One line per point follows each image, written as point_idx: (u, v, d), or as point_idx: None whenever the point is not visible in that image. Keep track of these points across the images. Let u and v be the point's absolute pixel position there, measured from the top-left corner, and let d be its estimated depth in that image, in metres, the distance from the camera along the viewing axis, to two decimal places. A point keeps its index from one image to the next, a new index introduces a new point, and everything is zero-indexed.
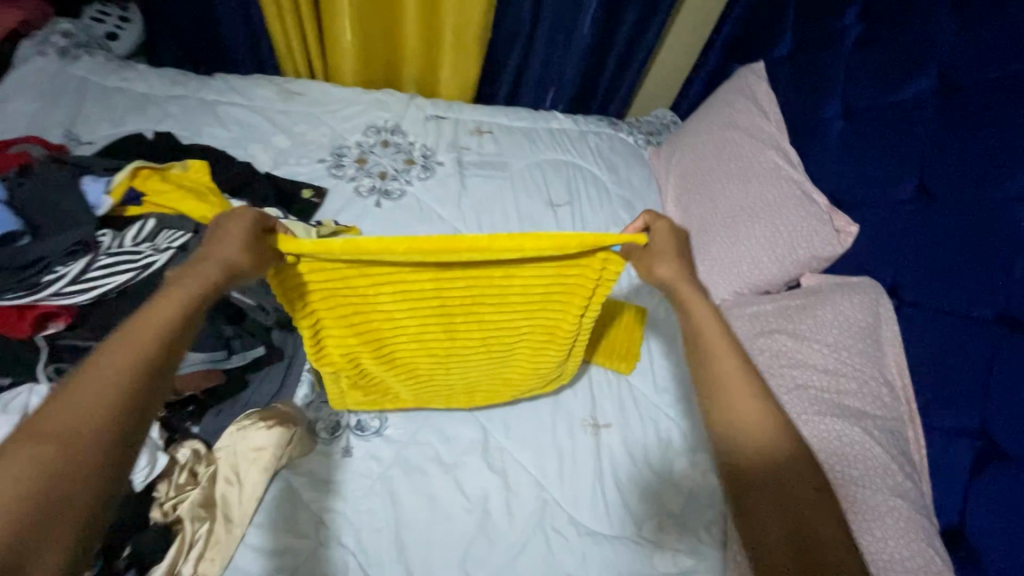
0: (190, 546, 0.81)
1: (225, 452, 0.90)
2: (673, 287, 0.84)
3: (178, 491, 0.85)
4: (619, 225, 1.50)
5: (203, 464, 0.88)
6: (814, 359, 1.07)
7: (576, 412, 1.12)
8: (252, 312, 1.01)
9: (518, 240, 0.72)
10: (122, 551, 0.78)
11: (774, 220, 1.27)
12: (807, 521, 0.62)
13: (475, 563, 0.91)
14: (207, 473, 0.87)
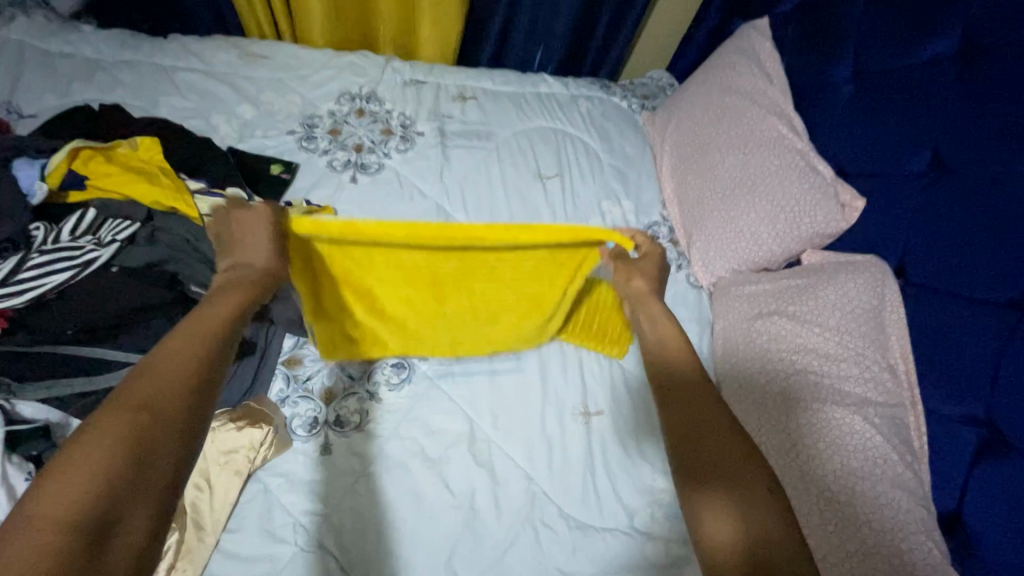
0: (159, 557, 0.78)
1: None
2: (644, 303, 0.91)
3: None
4: (611, 198, 1.42)
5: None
6: (815, 343, 1.03)
7: (566, 400, 1.08)
8: None
9: (513, 232, 0.88)
10: None
11: (776, 193, 1.20)
12: (766, 546, 0.59)
13: (462, 562, 0.88)
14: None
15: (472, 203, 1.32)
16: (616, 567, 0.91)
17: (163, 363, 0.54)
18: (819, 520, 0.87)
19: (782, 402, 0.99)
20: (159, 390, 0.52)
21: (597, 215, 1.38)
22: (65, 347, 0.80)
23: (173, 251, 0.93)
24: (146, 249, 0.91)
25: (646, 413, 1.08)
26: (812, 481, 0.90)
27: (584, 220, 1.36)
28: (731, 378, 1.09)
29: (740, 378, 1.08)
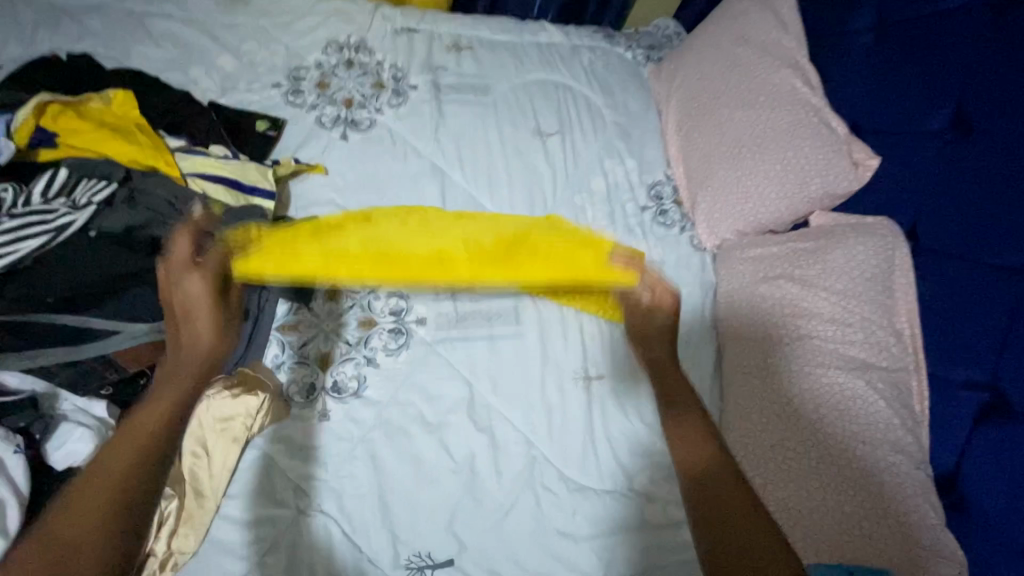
0: (160, 524, 0.78)
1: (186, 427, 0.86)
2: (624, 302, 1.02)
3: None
4: (614, 157, 1.36)
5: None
6: (821, 308, 1.01)
7: (567, 365, 1.06)
8: None
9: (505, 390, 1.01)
10: None
11: (789, 153, 1.15)
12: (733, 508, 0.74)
13: (463, 525, 0.88)
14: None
15: (469, 163, 1.27)
16: (617, 528, 0.92)
17: (88, 487, 0.59)
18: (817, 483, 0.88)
19: (785, 367, 0.99)
20: (73, 522, 0.56)
21: (599, 174, 1.32)
22: (45, 314, 0.76)
23: (154, 214, 0.89)
24: (126, 212, 0.87)
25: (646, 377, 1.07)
26: (814, 445, 0.91)
27: (586, 180, 1.30)
28: (733, 342, 1.08)
29: (742, 343, 1.06)
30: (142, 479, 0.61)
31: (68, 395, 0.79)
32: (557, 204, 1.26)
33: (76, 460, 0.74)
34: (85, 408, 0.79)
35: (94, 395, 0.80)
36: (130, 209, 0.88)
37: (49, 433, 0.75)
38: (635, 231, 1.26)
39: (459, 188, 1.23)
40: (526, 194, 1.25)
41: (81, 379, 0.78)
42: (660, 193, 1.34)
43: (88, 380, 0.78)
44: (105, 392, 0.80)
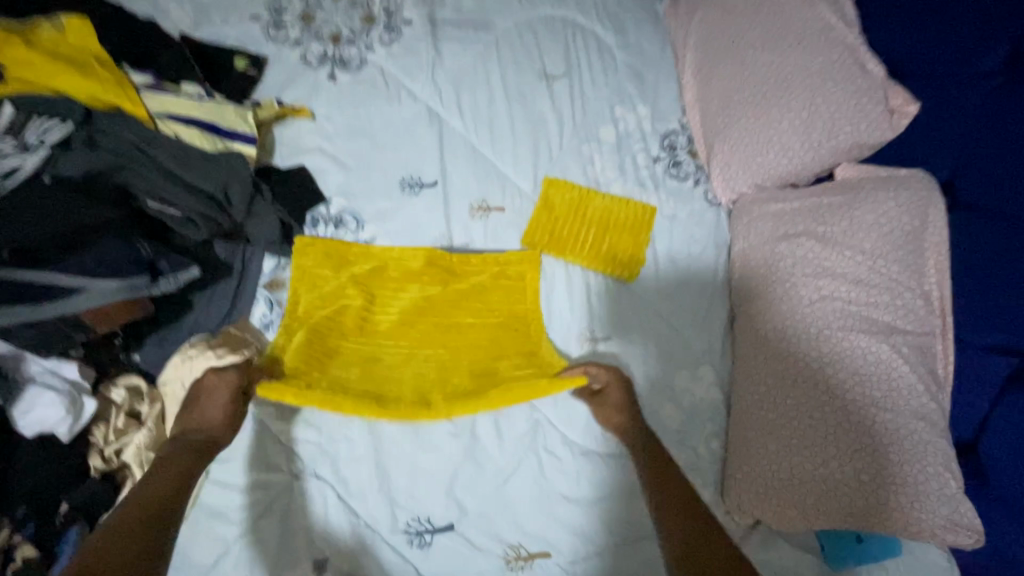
0: None
1: (171, 388, 0.81)
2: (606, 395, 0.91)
3: (123, 434, 0.79)
4: (625, 103, 1.26)
5: (143, 403, 0.82)
6: (843, 269, 0.95)
7: (571, 325, 1.02)
8: (179, 225, 0.83)
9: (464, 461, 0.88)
10: (58, 511, 0.73)
11: (818, 100, 1.06)
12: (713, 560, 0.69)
13: (463, 489, 0.85)
14: (153, 413, 0.81)
15: (468, 110, 1.17)
16: (626, 491, 0.88)
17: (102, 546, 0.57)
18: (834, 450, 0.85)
19: (804, 329, 0.93)
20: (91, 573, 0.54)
21: (608, 122, 1.22)
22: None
23: (119, 159, 0.80)
24: (84, 154, 0.78)
25: (655, 341, 1.02)
26: (833, 412, 0.86)
27: (594, 130, 1.21)
28: (749, 302, 1.02)
29: (757, 305, 1.00)
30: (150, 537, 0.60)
31: (33, 358, 0.75)
32: (563, 155, 1.17)
33: (48, 426, 0.72)
34: (55, 371, 0.76)
35: (63, 357, 0.77)
36: (91, 152, 0.78)
37: (16, 400, 0.72)
38: (646, 185, 1.17)
39: (458, 136, 1.14)
40: (529, 145, 1.16)
41: (46, 341, 0.73)
42: (672, 143, 1.24)
43: (54, 343, 0.73)
44: (76, 353, 0.78)
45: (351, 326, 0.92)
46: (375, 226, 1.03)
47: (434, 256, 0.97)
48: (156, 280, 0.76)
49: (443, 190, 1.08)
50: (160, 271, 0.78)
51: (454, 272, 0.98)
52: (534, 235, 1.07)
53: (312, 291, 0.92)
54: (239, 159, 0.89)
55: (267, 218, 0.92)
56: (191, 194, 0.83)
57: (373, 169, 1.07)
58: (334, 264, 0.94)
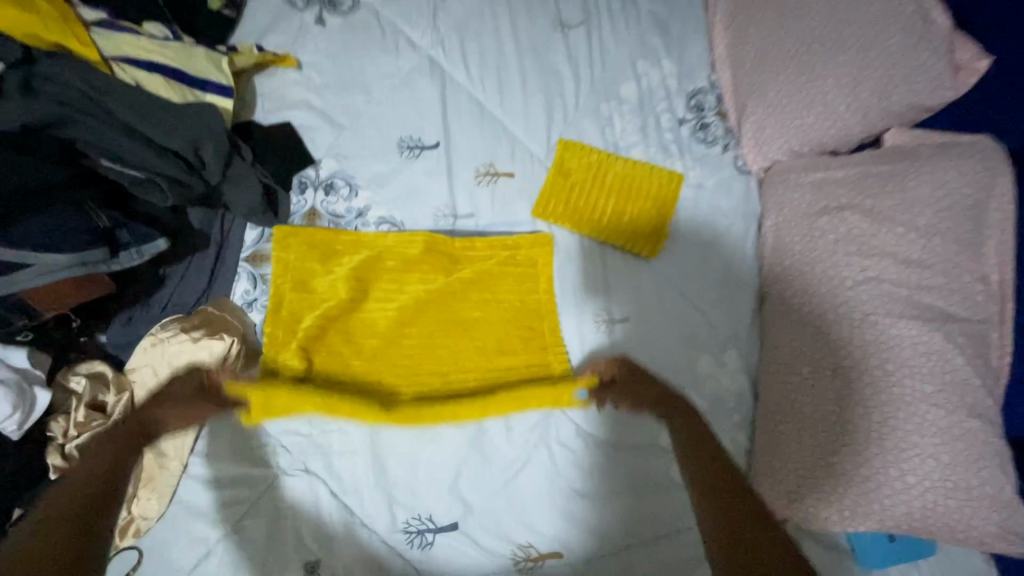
0: None
1: (141, 375, 0.76)
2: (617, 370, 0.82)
3: (84, 428, 0.71)
4: (648, 57, 1.12)
5: (108, 393, 0.74)
6: (894, 247, 0.85)
7: (587, 305, 0.92)
8: (134, 188, 0.70)
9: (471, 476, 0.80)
10: (12, 515, 0.66)
11: (872, 54, 0.94)
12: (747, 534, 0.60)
13: (469, 485, 0.78)
14: (119, 403, 0.73)
15: (474, 62, 1.04)
16: (647, 486, 0.81)
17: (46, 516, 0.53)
18: (879, 449, 0.76)
19: (847, 315, 0.84)
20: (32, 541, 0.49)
21: (629, 78, 1.09)
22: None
23: (61, 110, 0.67)
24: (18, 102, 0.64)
25: (677, 323, 0.94)
26: (880, 409, 0.78)
27: (614, 86, 1.08)
28: (784, 283, 0.92)
29: (791, 286, 0.91)
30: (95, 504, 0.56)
31: None
32: (579, 115, 1.05)
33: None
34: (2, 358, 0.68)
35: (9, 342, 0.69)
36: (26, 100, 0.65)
37: None
38: (670, 149, 1.06)
39: (463, 90, 1.02)
40: (541, 102, 1.03)
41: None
42: (700, 103, 1.11)
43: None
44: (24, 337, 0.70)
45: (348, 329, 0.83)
46: (370, 192, 0.92)
47: (434, 242, 0.89)
48: (116, 254, 0.68)
49: (446, 154, 0.97)
50: (121, 243, 0.69)
51: (457, 258, 0.90)
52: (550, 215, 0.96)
53: (299, 289, 0.83)
54: (211, 113, 0.76)
55: (247, 180, 0.80)
56: (154, 153, 0.71)
57: (367, 128, 0.96)
58: (320, 257, 0.85)
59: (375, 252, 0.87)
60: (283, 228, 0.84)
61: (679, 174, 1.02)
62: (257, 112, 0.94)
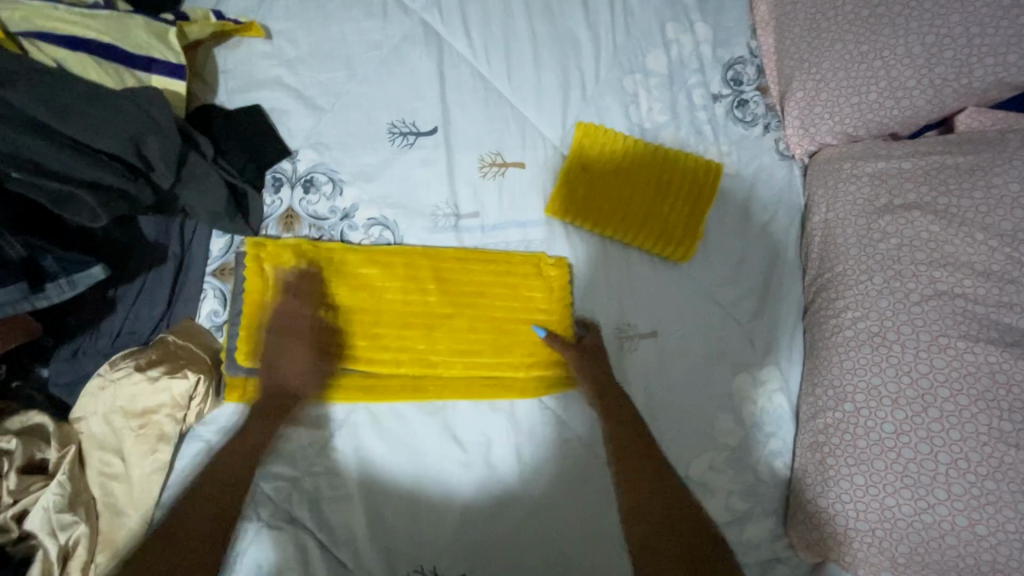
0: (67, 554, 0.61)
1: (89, 424, 0.65)
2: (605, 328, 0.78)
3: (22, 493, 0.60)
4: (679, 19, 0.96)
5: (47, 448, 0.63)
6: (970, 257, 0.73)
7: (607, 317, 0.81)
8: (62, 208, 0.58)
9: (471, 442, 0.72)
10: None
11: (954, 21, 0.80)
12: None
13: (476, 534, 0.69)
14: (63, 460, 0.62)
15: (477, 29, 0.89)
16: None
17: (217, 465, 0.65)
18: (946, 495, 0.67)
19: (912, 335, 0.72)
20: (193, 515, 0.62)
21: (658, 45, 0.94)
22: None
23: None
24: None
25: (711, 334, 0.82)
26: (948, 447, 0.68)
27: (640, 55, 0.93)
28: (834, 292, 0.79)
29: (843, 296, 0.78)
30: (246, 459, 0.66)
31: None
32: (598, 90, 0.90)
33: None
34: None
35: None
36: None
37: None
38: (703, 132, 0.91)
39: (463, 61, 0.87)
40: (555, 77, 0.89)
41: None
42: (737, 76, 0.95)
43: None
44: None
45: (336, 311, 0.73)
46: (356, 188, 0.79)
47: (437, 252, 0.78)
48: (41, 289, 0.58)
49: (445, 141, 0.83)
50: (47, 274, 0.58)
51: (457, 278, 0.77)
52: (567, 210, 0.83)
53: (278, 272, 0.73)
54: (147, 96, 0.64)
55: (208, 182, 0.69)
56: (83, 159, 0.59)
57: (352, 111, 0.82)
58: (314, 258, 0.74)
59: (378, 249, 0.76)
60: (271, 241, 0.74)
61: (718, 163, 0.88)
62: (220, 92, 0.81)
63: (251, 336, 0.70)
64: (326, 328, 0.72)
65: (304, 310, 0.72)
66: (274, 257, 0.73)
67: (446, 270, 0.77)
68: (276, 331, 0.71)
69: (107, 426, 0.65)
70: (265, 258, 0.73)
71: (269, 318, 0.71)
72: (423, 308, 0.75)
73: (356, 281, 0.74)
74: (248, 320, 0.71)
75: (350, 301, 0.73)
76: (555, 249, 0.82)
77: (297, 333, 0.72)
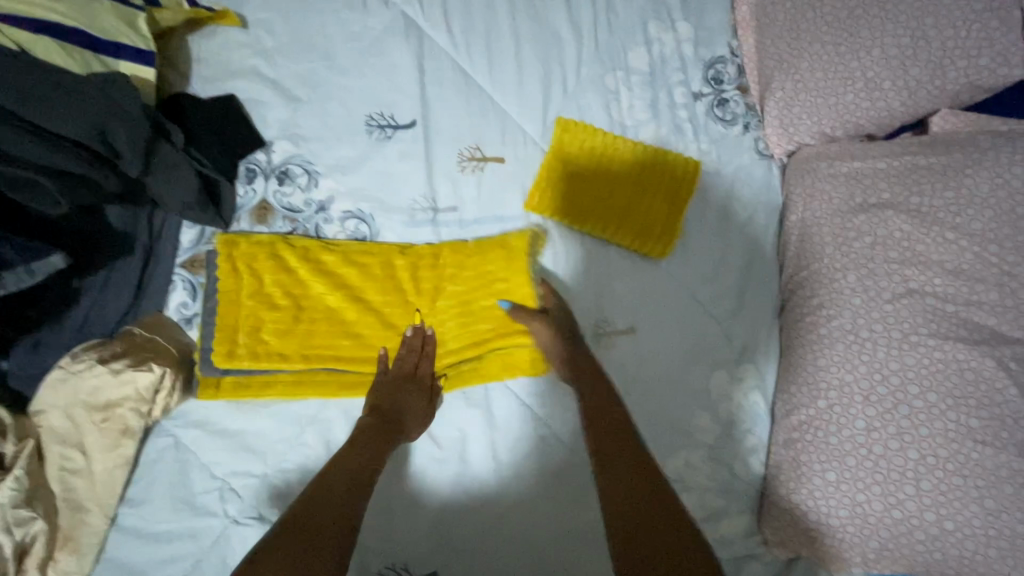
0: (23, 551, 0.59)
1: (47, 419, 0.63)
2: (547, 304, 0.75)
3: None
4: (661, 17, 0.96)
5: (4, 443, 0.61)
6: (941, 256, 0.74)
7: (585, 313, 0.80)
8: (21, 194, 0.57)
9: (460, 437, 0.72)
10: None
11: (928, 24, 0.81)
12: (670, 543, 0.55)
13: (450, 531, 0.68)
14: (19, 455, 0.60)
15: (458, 22, 0.88)
16: None
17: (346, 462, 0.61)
18: (915, 490, 0.67)
19: (884, 333, 0.73)
20: (330, 498, 0.56)
21: (640, 43, 0.94)
22: None
23: None
24: None
25: (688, 331, 0.82)
26: (918, 443, 0.68)
27: (621, 52, 0.93)
28: (810, 290, 0.79)
29: (818, 294, 0.78)
30: (354, 462, 0.62)
31: None
32: (580, 86, 0.90)
33: None
34: None
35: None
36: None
37: None
38: (684, 130, 0.91)
39: (444, 54, 0.86)
40: (537, 72, 0.88)
41: None
42: (718, 75, 0.95)
43: None
44: None
45: (316, 312, 0.72)
46: (333, 181, 0.78)
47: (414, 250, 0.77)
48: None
49: (424, 133, 0.82)
50: (4, 262, 0.57)
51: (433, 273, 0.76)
52: (550, 211, 0.83)
53: (254, 270, 0.72)
54: (119, 85, 0.63)
55: (176, 172, 0.68)
56: (44, 144, 0.57)
57: (330, 103, 0.81)
58: (290, 256, 0.73)
59: (353, 245, 0.75)
60: (242, 239, 0.73)
61: (696, 160, 0.89)
62: (194, 82, 0.79)
63: (231, 340, 0.69)
64: (306, 327, 0.71)
65: (283, 311, 0.71)
66: (247, 253, 0.72)
67: (419, 266, 0.76)
68: (256, 332, 0.70)
69: (68, 421, 0.63)
70: (240, 258, 0.72)
71: (248, 320, 0.70)
72: (399, 306, 0.75)
73: (336, 280, 0.73)
74: (227, 325, 0.69)
75: (330, 302, 0.73)
76: (533, 244, 0.82)
77: (276, 334, 0.70)
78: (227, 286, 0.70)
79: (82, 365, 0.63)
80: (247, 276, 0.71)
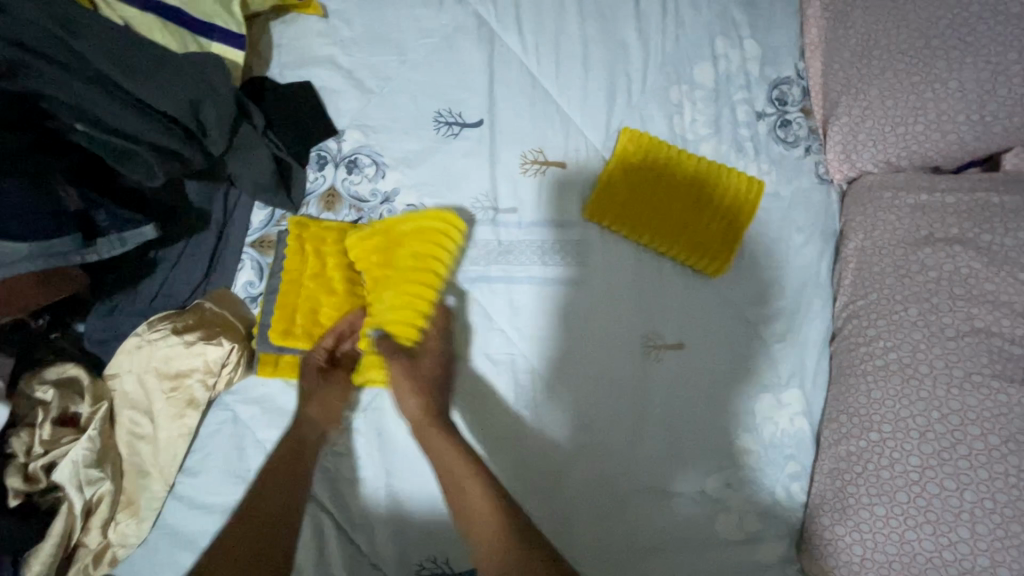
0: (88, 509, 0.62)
1: (122, 382, 0.66)
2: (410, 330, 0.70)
3: (51, 445, 0.62)
4: (729, 34, 0.96)
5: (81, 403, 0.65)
6: (1010, 296, 0.73)
7: (636, 322, 0.80)
8: (120, 162, 0.59)
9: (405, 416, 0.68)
10: None
11: (1011, 59, 0.79)
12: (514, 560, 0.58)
13: None
14: (94, 415, 0.64)
15: (527, 25, 0.89)
16: (684, 542, 0.74)
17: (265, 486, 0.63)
18: (970, 533, 0.66)
19: (946, 370, 0.72)
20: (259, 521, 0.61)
21: (706, 58, 0.93)
22: None
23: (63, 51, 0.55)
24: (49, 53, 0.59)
25: (738, 351, 0.81)
26: (975, 485, 0.67)
27: (686, 66, 0.92)
28: (867, 320, 0.78)
29: (877, 324, 0.77)
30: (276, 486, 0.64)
31: None
32: (642, 97, 0.90)
33: None
34: None
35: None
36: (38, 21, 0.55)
37: None
38: (745, 148, 0.90)
39: (512, 57, 0.87)
40: (601, 80, 0.88)
41: None
42: (783, 95, 0.94)
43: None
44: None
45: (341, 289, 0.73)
46: (398, 172, 0.79)
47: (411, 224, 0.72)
48: (94, 243, 0.58)
49: (489, 134, 0.83)
50: (99, 229, 0.60)
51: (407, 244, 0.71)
52: (602, 219, 0.82)
53: (320, 254, 0.72)
54: (211, 67, 0.66)
55: (254, 153, 0.71)
56: (145, 118, 0.59)
57: (400, 97, 0.82)
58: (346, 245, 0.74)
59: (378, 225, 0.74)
60: (311, 225, 0.74)
61: (760, 180, 0.88)
62: (273, 67, 0.82)
63: (287, 321, 0.70)
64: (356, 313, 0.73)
65: (341, 297, 0.72)
66: (315, 240, 0.73)
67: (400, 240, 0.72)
68: (314, 315, 0.71)
69: (139, 387, 0.66)
70: (306, 240, 0.73)
71: (306, 303, 0.71)
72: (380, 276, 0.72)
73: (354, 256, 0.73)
74: (286, 305, 0.70)
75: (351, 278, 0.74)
76: (587, 250, 0.82)
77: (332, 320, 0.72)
78: (292, 267, 0.71)
79: (153, 334, 0.66)
80: (311, 259, 0.72)
